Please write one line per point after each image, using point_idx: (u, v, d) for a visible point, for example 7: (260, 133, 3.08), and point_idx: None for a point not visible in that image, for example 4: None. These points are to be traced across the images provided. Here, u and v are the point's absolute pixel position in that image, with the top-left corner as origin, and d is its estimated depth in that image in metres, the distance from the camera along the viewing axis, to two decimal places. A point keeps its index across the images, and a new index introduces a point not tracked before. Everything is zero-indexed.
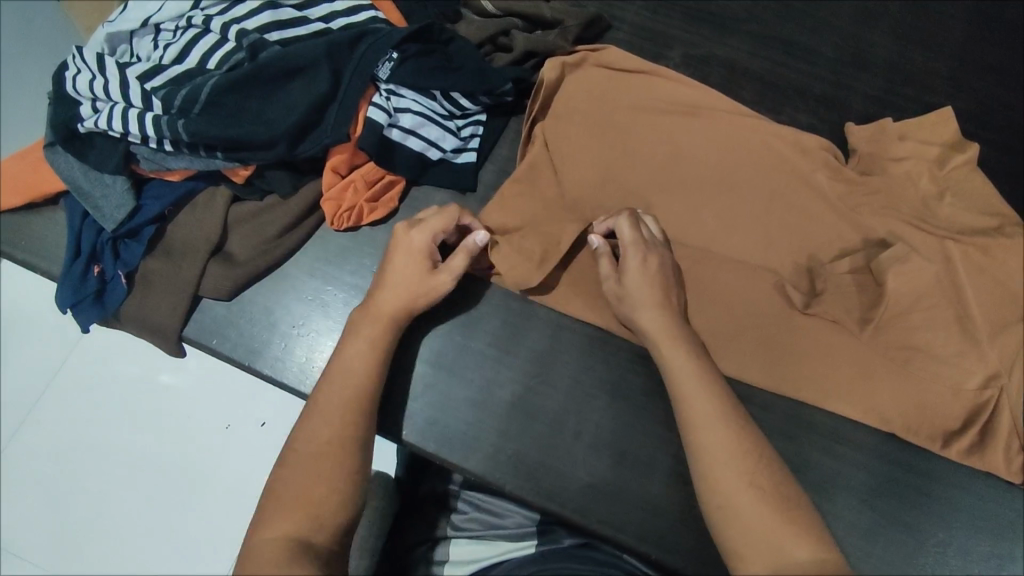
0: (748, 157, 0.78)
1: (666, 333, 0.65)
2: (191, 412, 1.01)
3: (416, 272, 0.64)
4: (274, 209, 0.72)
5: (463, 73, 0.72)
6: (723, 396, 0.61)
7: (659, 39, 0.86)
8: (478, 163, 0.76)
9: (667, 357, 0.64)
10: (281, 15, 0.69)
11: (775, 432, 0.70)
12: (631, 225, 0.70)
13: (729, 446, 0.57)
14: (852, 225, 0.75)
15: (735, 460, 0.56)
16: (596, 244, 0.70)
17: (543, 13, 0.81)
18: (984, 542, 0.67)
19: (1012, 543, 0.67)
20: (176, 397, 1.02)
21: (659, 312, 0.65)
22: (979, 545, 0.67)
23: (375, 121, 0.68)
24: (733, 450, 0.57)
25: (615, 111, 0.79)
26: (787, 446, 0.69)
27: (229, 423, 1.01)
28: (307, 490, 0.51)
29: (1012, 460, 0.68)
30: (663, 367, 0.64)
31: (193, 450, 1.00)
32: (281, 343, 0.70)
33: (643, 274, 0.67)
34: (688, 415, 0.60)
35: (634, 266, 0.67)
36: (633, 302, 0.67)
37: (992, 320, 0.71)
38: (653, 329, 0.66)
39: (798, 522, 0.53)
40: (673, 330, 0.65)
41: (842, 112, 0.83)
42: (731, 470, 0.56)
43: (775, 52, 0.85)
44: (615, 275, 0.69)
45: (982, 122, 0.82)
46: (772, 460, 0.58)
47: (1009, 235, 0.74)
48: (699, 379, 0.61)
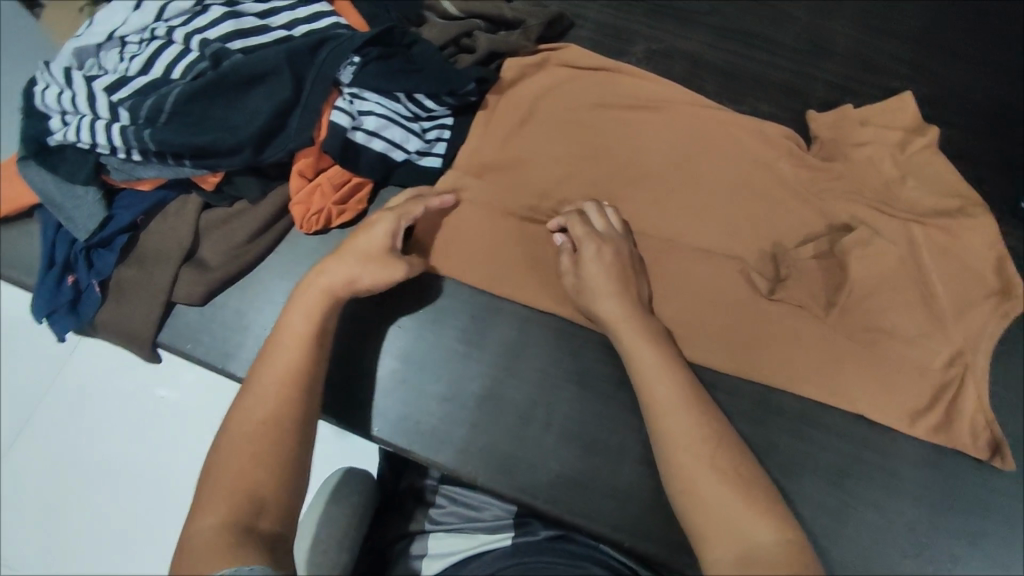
0: (712, 147, 0.79)
1: (626, 319, 0.66)
2: (182, 421, 1.02)
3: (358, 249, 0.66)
4: (244, 214, 0.73)
5: (427, 75, 0.73)
6: (688, 380, 0.62)
7: (621, 35, 0.87)
8: (442, 167, 0.78)
9: (628, 345, 0.65)
10: (243, 24, 0.71)
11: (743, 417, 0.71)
12: (579, 221, 0.71)
13: (692, 432, 0.58)
14: (817, 211, 0.76)
15: (695, 442, 0.57)
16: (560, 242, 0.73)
17: (504, 14, 0.83)
18: (954, 519, 0.67)
19: (984, 520, 0.67)
20: (167, 406, 1.03)
21: (616, 299, 0.66)
22: (948, 523, 0.67)
23: (337, 124, 0.69)
24: (694, 435, 0.58)
25: (579, 109, 0.81)
26: (754, 430, 0.70)
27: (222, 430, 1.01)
28: (258, 480, 0.52)
29: (977, 437, 0.68)
30: (626, 349, 0.65)
31: (188, 459, 1.01)
32: (254, 345, 0.71)
33: (601, 264, 0.68)
34: (651, 406, 0.61)
35: (590, 260, 0.68)
36: (593, 293, 0.68)
37: (956, 303, 0.72)
38: (612, 317, 0.66)
39: (759, 499, 0.54)
40: (634, 318, 0.66)
41: (804, 101, 0.84)
42: (693, 454, 0.56)
43: (737, 43, 0.86)
44: (574, 267, 0.70)
45: (944, 104, 0.82)
46: (732, 442, 0.58)
47: (971, 216, 0.75)
48: (664, 365, 0.63)
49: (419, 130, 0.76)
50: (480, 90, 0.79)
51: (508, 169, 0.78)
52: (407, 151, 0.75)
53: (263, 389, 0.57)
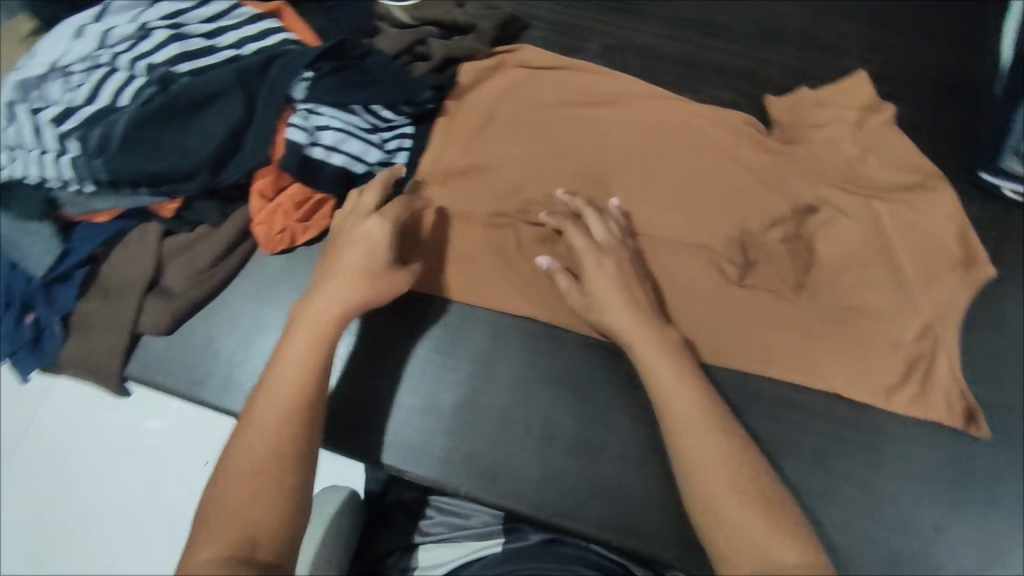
0: (673, 139, 0.79)
1: (637, 332, 0.63)
2: (164, 455, 0.98)
3: (359, 269, 0.64)
4: (206, 238, 0.72)
5: (383, 86, 0.72)
6: (710, 400, 0.60)
7: (575, 32, 0.87)
8: (404, 176, 0.77)
9: (644, 360, 0.62)
10: (189, 46, 0.70)
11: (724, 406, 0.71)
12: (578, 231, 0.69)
13: (716, 451, 0.56)
14: (781, 194, 0.76)
15: (722, 464, 0.55)
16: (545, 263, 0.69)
17: (456, 19, 0.81)
18: (937, 490, 0.68)
19: (967, 488, 0.68)
20: (147, 441, 0.99)
21: (627, 312, 0.63)
22: (932, 493, 0.67)
23: (294, 141, 0.68)
24: (718, 454, 0.56)
25: (538, 109, 0.80)
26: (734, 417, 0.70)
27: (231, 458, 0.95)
28: (241, 510, 0.51)
29: (953, 406, 0.69)
30: (644, 367, 0.62)
31: (176, 492, 0.97)
32: (225, 370, 0.71)
33: (606, 277, 0.66)
34: (670, 423, 0.59)
35: (592, 272, 0.66)
36: (601, 306, 0.65)
37: (923, 275, 0.73)
38: (624, 329, 0.64)
39: (762, 505, 0.53)
40: (648, 330, 0.63)
41: (761, 86, 0.84)
42: (718, 475, 0.55)
43: (690, 33, 0.87)
44: (576, 286, 0.68)
45: (897, 80, 0.83)
46: (750, 454, 0.57)
47: (931, 189, 0.76)
48: (683, 381, 0.60)
49: (378, 142, 0.74)
50: (438, 97, 0.78)
51: (472, 173, 0.78)
52: (367, 163, 0.74)
53: (244, 415, 0.56)
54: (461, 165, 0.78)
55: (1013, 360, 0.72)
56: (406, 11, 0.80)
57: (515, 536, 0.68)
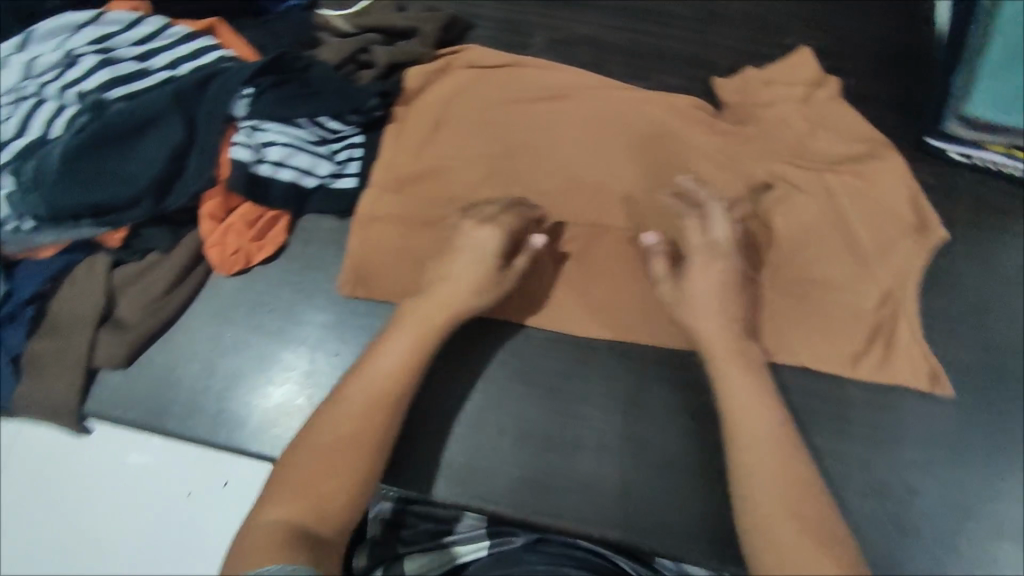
0: (626, 126, 0.78)
1: (721, 345, 0.65)
2: (137, 490, 0.89)
3: (468, 281, 0.68)
4: (157, 266, 0.71)
5: (326, 96, 0.70)
6: (781, 418, 0.61)
7: (519, 29, 0.87)
8: (359, 186, 0.76)
9: (722, 377, 0.64)
10: (120, 70, 0.68)
11: (694, 390, 0.71)
12: (703, 225, 0.69)
13: (776, 472, 0.58)
14: (735, 175, 0.77)
15: (783, 494, 0.56)
16: (650, 242, 0.70)
17: (397, 24, 0.80)
18: (908, 452, 0.69)
19: (938, 449, 0.69)
20: (116, 474, 0.90)
21: (720, 323, 0.65)
22: (905, 454, 0.69)
23: (239, 159, 0.68)
24: (777, 474, 0.58)
25: (488, 108, 0.79)
26: (703, 400, 0.71)
27: (227, 480, 0.89)
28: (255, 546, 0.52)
29: (917, 371, 0.70)
30: (718, 381, 0.64)
31: (157, 527, 0.89)
32: (188, 397, 0.72)
33: (702, 283, 0.67)
34: (736, 441, 0.60)
35: (694, 273, 0.67)
36: (690, 310, 0.66)
37: (878, 244, 0.74)
38: (708, 338, 0.65)
39: (790, 508, 0.56)
40: (733, 345, 0.65)
41: (706, 69, 0.85)
42: (773, 496, 0.56)
43: (633, 20, 0.87)
44: (670, 275, 0.69)
45: (839, 53, 0.84)
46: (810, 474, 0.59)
47: (881, 158, 0.76)
48: (756, 402, 0.62)
49: (328, 153, 0.74)
50: (385, 103, 0.76)
51: (424, 179, 0.77)
52: (317, 176, 0.73)
53: (297, 446, 0.60)
54: (413, 172, 0.77)
55: (972, 319, 0.73)
56: (347, 20, 0.79)
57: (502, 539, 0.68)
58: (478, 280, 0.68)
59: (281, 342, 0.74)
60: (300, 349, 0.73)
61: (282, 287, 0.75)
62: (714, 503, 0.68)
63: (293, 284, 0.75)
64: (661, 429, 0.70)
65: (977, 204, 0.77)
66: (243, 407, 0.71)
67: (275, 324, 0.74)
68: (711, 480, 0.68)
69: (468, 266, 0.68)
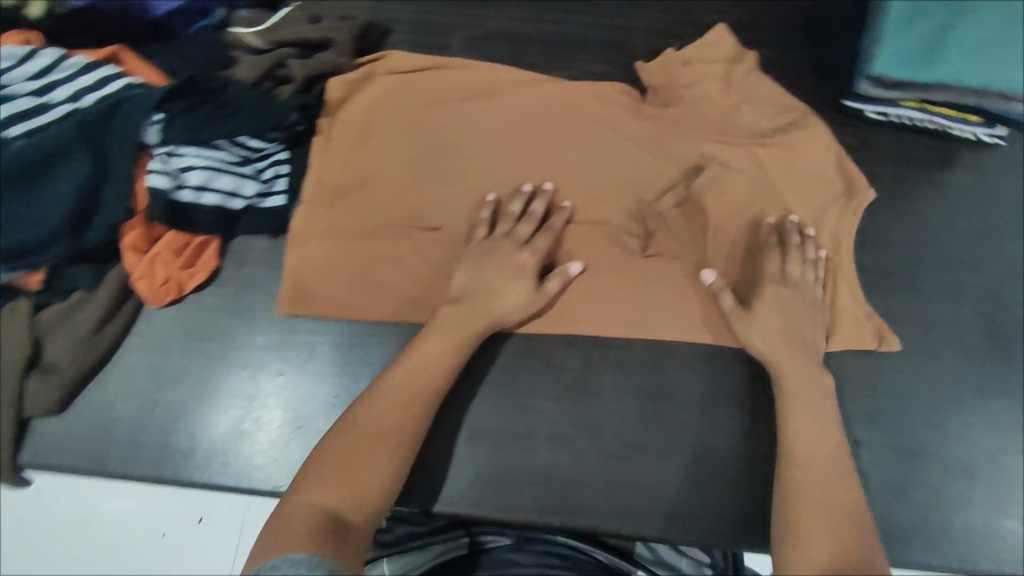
0: (551, 118, 0.78)
1: (786, 359, 0.67)
2: (112, 537, 0.87)
3: (520, 299, 0.68)
4: (82, 305, 0.71)
5: (243, 115, 0.69)
6: (827, 438, 0.64)
7: (435, 30, 0.86)
8: (289, 203, 0.75)
9: (792, 394, 0.67)
10: (18, 107, 0.67)
11: (640, 369, 0.73)
12: (781, 260, 0.72)
13: (825, 496, 0.59)
14: (667, 160, 0.77)
15: (826, 513, 0.58)
16: (706, 275, 0.71)
17: (310, 36, 0.77)
18: (849, 406, 0.74)
19: (874, 402, 0.74)
20: (86, 526, 0.87)
21: (787, 345, 0.68)
22: (846, 411, 0.74)
23: (156, 188, 0.67)
24: (826, 496, 0.59)
25: (416, 112, 0.77)
26: (648, 375, 0.73)
27: (203, 515, 0.86)
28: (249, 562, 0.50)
29: (858, 331, 0.74)
30: (785, 402, 0.67)
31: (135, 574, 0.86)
32: (129, 435, 0.72)
33: (774, 306, 0.69)
34: (795, 461, 0.62)
35: (767, 296, 0.70)
36: (755, 325, 0.69)
37: (811, 212, 0.77)
38: (766, 352, 0.68)
39: (811, 518, 0.57)
40: (802, 366, 0.68)
41: (626, 54, 0.85)
42: (816, 513, 0.58)
43: (549, 10, 0.86)
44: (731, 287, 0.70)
45: (754, 27, 0.85)
46: (853, 494, 0.60)
47: (804, 127, 0.79)
48: (814, 427, 0.65)
49: (253, 173, 0.73)
50: (306, 117, 0.75)
51: (351, 191, 0.75)
52: (244, 197, 0.72)
53: (321, 459, 0.58)
54: (345, 180, 0.75)
55: (901, 280, 0.77)
56: (260, 35, 0.75)
57: (491, 538, 0.78)
58: (528, 297, 0.68)
59: (222, 366, 0.74)
60: (242, 372, 0.74)
61: (217, 311, 0.75)
62: (665, 477, 0.70)
63: (227, 308, 0.75)
64: (612, 410, 0.72)
65: (898, 159, 0.80)
66: (188, 437, 0.72)
67: (215, 350, 0.74)
68: (661, 458, 0.71)
69: (521, 284, 0.68)
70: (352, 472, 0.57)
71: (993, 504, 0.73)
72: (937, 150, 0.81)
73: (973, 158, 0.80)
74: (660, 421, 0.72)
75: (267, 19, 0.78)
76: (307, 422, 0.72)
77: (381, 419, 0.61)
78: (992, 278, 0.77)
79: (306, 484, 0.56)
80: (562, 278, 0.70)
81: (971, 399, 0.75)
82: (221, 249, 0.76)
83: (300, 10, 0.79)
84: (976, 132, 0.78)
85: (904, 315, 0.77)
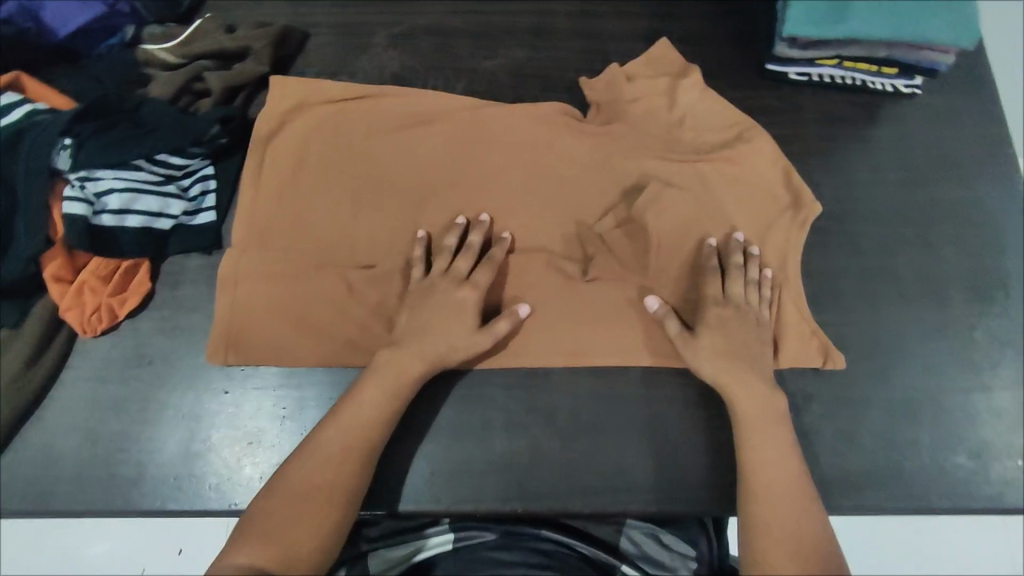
0: (488, 143, 0.78)
1: (731, 372, 0.67)
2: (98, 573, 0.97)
3: (464, 335, 0.69)
4: (11, 344, 0.72)
5: (162, 131, 0.73)
6: (786, 461, 0.64)
7: (358, 29, 0.85)
8: (218, 218, 0.78)
9: (742, 413, 0.66)
10: None
11: (599, 358, 0.73)
12: (722, 284, 0.72)
13: (790, 525, 0.60)
14: (610, 177, 0.77)
15: (791, 546, 0.59)
16: (654, 305, 0.72)
17: (225, 45, 0.80)
18: (806, 378, 0.74)
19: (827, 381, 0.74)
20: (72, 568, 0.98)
21: (731, 361, 0.68)
22: (800, 381, 0.74)
23: (74, 214, 0.69)
24: (789, 525, 0.60)
25: (352, 143, 0.78)
26: (597, 380, 0.74)
27: (181, 547, 0.98)
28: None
29: (804, 352, 0.73)
30: (738, 424, 0.66)
31: None
32: (72, 469, 0.72)
33: (720, 322, 0.69)
34: (754, 487, 0.63)
35: (710, 318, 0.70)
36: (694, 348, 0.69)
37: (756, 225, 0.77)
38: (715, 374, 0.68)
39: (774, 553, 0.58)
40: (752, 381, 0.67)
41: (557, 64, 0.84)
42: (780, 546, 0.59)
43: (471, 10, 0.86)
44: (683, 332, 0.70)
45: (677, 28, 0.86)
46: (813, 517, 0.61)
47: (748, 139, 0.78)
48: (771, 448, 0.65)
49: (178, 191, 0.75)
50: (228, 130, 0.77)
51: (286, 232, 0.76)
52: (171, 216, 0.75)
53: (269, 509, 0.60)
54: (285, 218, 0.76)
55: (844, 292, 0.77)
56: (171, 51, 0.79)
57: (474, 533, 0.70)
58: (469, 335, 0.69)
59: (169, 388, 0.74)
60: (187, 391, 0.74)
61: (152, 337, 0.75)
62: (624, 464, 0.71)
63: (167, 330, 0.75)
64: (569, 394, 0.73)
65: (823, 152, 0.82)
66: (135, 465, 0.72)
67: (156, 373, 0.74)
68: (624, 439, 0.72)
69: (461, 321, 0.69)
70: (293, 519, 0.59)
71: (951, 443, 0.73)
72: (863, 107, 0.83)
73: (894, 110, 0.83)
74: (619, 404, 0.73)
75: (179, 33, 0.81)
76: (259, 436, 0.73)
77: (310, 477, 0.62)
78: (932, 235, 0.79)
79: (248, 539, 0.58)
80: (510, 319, 0.71)
81: (916, 363, 0.75)
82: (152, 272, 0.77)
83: (213, 20, 0.82)
84: (893, 83, 0.82)
85: (842, 276, 0.77)
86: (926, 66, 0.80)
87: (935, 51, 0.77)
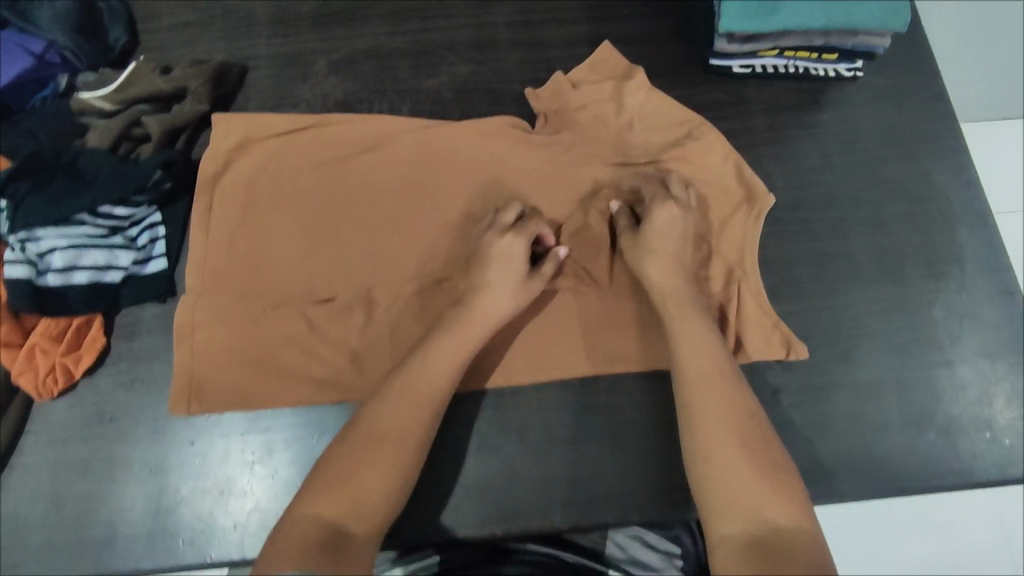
0: (438, 163, 0.77)
1: (671, 290, 0.70)
2: None
3: (511, 287, 0.69)
4: None
5: (102, 183, 0.71)
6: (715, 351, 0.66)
7: (298, 59, 0.84)
8: (170, 265, 0.76)
9: (673, 319, 0.69)
10: None
11: (566, 371, 0.73)
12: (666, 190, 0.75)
13: (726, 410, 0.62)
14: (566, 187, 0.77)
15: (730, 433, 0.61)
16: (615, 207, 0.75)
17: (161, 87, 0.78)
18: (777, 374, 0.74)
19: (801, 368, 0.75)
20: None
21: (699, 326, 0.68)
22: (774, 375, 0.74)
23: (16, 277, 0.68)
24: (726, 411, 0.62)
25: (300, 176, 0.77)
26: (570, 392, 0.73)
27: None
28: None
29: (772, 340, 0.74)
30: (671, 329, 0.69)
31: None
32: (41, 538, 0.70)
33: (664, 231, 0.71)
34: (685, 378, 0.65)
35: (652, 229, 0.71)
36: (648, 251, 0.71)
37: (711, 223, 0.78)
38: (656, 280, 0.71)
39: (719, 443, 0.61)
40: (683, 292, 0.70)
41: (501, 75, 0.84)
42: (720, 434, 0.61)
43: (410, 30, 0.85)
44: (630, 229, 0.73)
45: (618, 31, 0.86)
46: (748, 402, 0.64)
47: (698, 138, 0.78)
48: (697, 338, 0.67)
49: (125, 242, 0.73)
50: (172, 173, 0.75)
51: (240, 274, 0.75)
52: (120, 267, 0.73)
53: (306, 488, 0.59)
54: (239, 258, 0.75)
55: (807, 279, 0.77)
56: (106, 98, 0.77)
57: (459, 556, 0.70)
58: (523, 285, 0.70)
59: (132, 444, 0.72)
60: (150, 443, 0.72)
61: (112, 392, 0.73)
62: (601, 472, 0.71)
63: (127, 383, 0.74)
64: (540, 413, 0.73)
65: (775, 140, 0.82)
66: (105, 526, 0.70)
67: (117, 429, 0.73)
68: (600, 447, 0.72)
69: (509, 276, 0.69)
70: (330, 485, 0.59)
71: (922, 424, 0.74)
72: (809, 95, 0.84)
73: (837, 96, 0.84)
74: (590, 412, 0.73)
75: (114, 78, 0.79)
76: (230, 484, 0.71)
77: (333, 454, 0.62)
78: (888, 216, 0.80)
79: (311, 496, 0.58)
80: (553, 261, 0.72)
81: (886, 341, 0.76)
82: (107, 326, 0.75)
83: (147, 62, 0.79)
84: (835, 69, 0.83)
85: (801, 263, 0.78)
86: (865, 50, 0.80)
87: (873, 36, 0.78)
